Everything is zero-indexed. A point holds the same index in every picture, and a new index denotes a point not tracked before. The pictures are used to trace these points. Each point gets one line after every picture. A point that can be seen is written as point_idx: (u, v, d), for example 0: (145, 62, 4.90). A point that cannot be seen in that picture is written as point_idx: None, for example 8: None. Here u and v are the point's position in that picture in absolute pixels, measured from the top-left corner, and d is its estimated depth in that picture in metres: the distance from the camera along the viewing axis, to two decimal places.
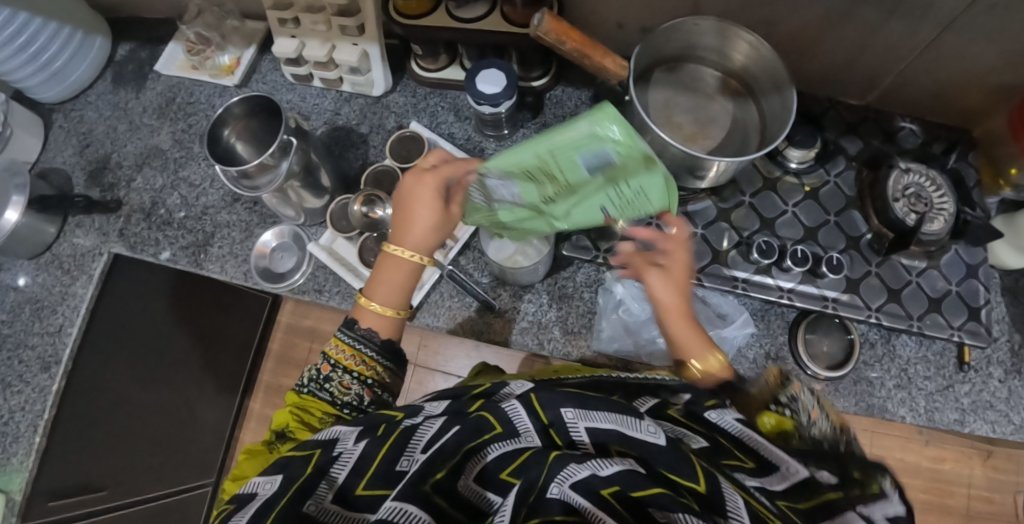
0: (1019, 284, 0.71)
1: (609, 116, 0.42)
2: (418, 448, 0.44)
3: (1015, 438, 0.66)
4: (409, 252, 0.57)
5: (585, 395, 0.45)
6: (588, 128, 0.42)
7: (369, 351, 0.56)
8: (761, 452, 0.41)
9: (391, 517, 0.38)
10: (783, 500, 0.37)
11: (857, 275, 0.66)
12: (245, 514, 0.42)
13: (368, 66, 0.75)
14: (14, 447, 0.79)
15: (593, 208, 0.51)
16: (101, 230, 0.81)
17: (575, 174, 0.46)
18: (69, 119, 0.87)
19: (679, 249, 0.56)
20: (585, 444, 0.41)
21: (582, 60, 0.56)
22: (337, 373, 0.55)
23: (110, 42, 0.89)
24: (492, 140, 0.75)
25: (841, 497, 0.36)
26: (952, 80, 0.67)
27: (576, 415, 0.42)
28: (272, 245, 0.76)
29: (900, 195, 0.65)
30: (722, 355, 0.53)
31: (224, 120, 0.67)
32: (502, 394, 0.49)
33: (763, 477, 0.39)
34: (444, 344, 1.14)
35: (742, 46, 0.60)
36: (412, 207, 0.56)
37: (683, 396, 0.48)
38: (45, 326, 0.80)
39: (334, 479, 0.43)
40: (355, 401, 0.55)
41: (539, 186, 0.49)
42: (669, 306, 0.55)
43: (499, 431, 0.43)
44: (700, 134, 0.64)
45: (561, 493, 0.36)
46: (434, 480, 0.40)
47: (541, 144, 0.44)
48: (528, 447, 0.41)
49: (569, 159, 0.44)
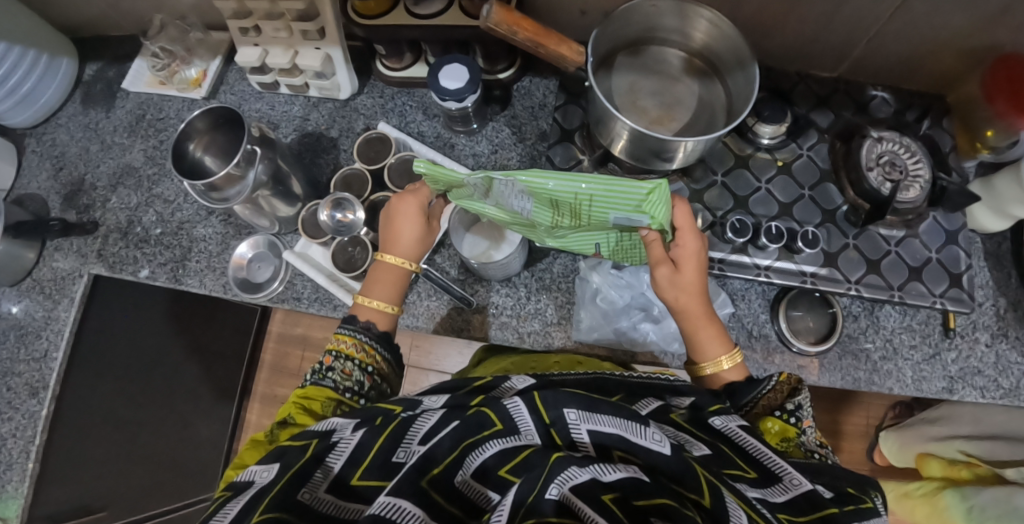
0: (1001, 248, 0.71)
1: (662, 194, 0.47)
2: (415, 440, 0.43)
3: (1004, 403, 0.66)
4: (399, 260, 0.61)
5: (590, 397, 0.43)
6: (640, 198, 0.47)
7: (369, 338, 0.58)
8: (763, 462, 0.42)
9: (385, 512, 0.37)
10: (782, 512, 0.38)
11: (835, 249, 0.65)
12: (242, 500, 0.41)
13: (332, 70, 0.75)
14: (8, 475, 0.78)
15: (591, 240, 0.57)
16: (79, 252, 0.80)
17: (600, 222, 0.51)
18: (42, 143, 0.87)
19: (693, 240, 0.54)
20: (585, 446, 0.41)
21: (537, 49, 0.55)
22: (339, 362, 0.56)
23: (77, 62, 0.88)
24: (462, 136, 0.74)
25: (839, 512, 0.39)
26: (921, 45, 0.66)
27: (579, 416, 0.41)
28: (249, 256, 0.75)
29: (874, 164, 0.64)
30: (737, 353, 0.55)
31: (189, 136, 0.67)
32: (503, 390, 0.48)
33: (764, 488, 0.40)
34: (436, 344, 1.16)
35: (702, 25, 0.59)
36: (396, 222, 0.61)
37: (684, 402, 0.48)
38: (30, 353, 0.79)
39: (330, 468, 0.43)
40: (356, 386, 0.56)
41: (557, 213, 0.52)
42: (681, 303, 0.55)
43: (499, 428, 0.42)
44: (666, 117, 0.64)
45: (561, 495, 0.36)
46: (431, 475, 0.40)
47: (593, 191, 0.47)
48: (528, 445, 0.40)
49: (605, 212, 0.49)
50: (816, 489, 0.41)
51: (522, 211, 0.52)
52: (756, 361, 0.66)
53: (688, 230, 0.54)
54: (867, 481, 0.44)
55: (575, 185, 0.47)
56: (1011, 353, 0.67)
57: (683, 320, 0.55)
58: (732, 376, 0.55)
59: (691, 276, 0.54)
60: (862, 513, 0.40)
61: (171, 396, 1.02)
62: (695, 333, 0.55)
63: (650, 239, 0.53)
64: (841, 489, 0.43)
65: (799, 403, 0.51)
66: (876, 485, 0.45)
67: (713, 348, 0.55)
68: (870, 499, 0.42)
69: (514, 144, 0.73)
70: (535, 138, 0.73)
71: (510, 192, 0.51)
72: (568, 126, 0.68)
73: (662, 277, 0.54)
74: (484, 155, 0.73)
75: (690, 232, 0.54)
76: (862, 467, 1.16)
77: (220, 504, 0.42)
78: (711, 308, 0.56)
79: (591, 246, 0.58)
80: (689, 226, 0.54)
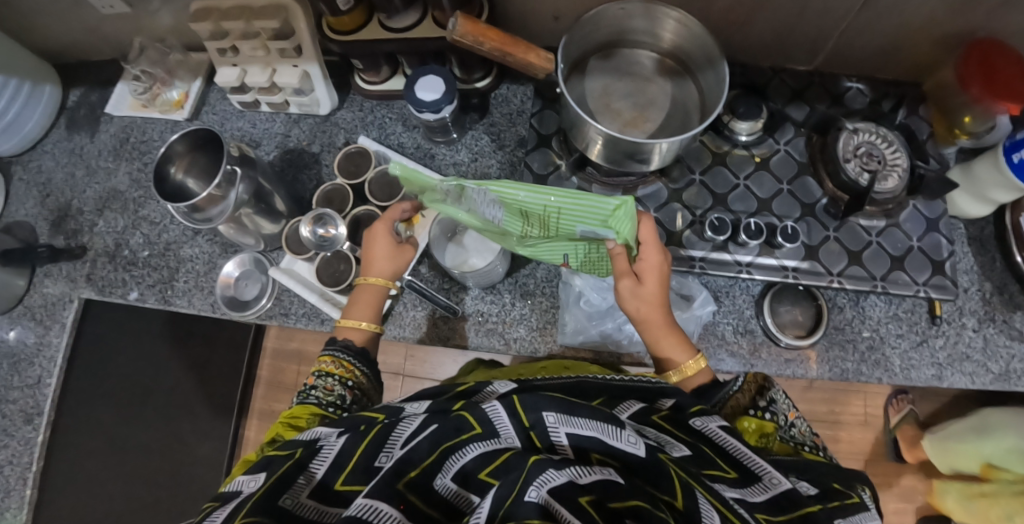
0: (985, 232, 0.71)
1: (627, 210, 0.47)
2: (397, 444, 0.43)
3: (995, 387, 0.67)
4: (371, 278, 0.62)
5: (569, 400, 0.43)
6: (607, 212, 0.47)
7: (346, 355, 0.58)
8: (744, 463, 0.42)
9: (362, 514, 0.38)
10: (761, 512, 0.38)
11: (816, 242, 0.66)
12: (225, 510, 0.41)
13: (310, 86, 0.75)
14: (6, 502, 0.78)
15: (560, 252, 0.56)
16: (69, 277, 0.80)
17: (567, 232, 0.51)
18: (28, 170, 0.87)
19: (655, 253, 0.54)
20: (564, 449, 0.41)
21: (506, 58, 0.56)
22: (321, 379, 0.57)
23: (60, 88, 0.89)
24: (442, 146, 0.75)
25: (820, 508, 0.40)
26: (892, 35, 0.66)
27: (558, 420, 0.41)
28: (235, 274, 0.76)
29: (851, 155, 0.64)
30: (701, 358, 0.55)
31: (170, 158, 0.68)
32: (485, 394, 0.48)
33: (743, 488, 0.40)
34: (431, 353, 1.17)
35: (670, 25, 0.60)
36: (366, 245, 0.63)
37: (667, 403, 0.48)
38: (24, 380, 0.80)
39: (314, 474, 0.43)
40: (339, 401, 0.56)
41: (527, 223, 0.52)
42: (643, 313, 0.55)
43: (478, 432, 0.42)
44: (640, 118, 0.64)
45: (540, 498, 0.36)
46: (408, 478, 0.40)
47: (561, 200, 0.47)
48: (507, 448, 0.40)
49: (573, 224, 0.49)
50: (796, 488, 0.41)
51: (494, 220, 0.53)
52: (742, 356, 0.67)
53: (650, 243, 0.54)
54: (853, 476, 0.45)
55: (544, 196, 0.48)
56: (999, 338, 0.67)
57: (645, 329, 0.56)
58: (699, 379, 0.55)
59: (653, 288, 0.55)
60: (847, 507, 0.41)
61: (169, 416, 1.03)
62: (657, 342, 0.56)
63: (616, 252, 0.53)
64: (827, 485, 0.43)
65: (771, 401, 0.52)
66: (865, 480, 0.45)
67: (678, 354, 0.55)
68: (857, 494, 0.43)
69: (494, 151, 0.73)
70: (514, 144, 0.73)
71: (482, 201, 0.51)
72: (544, 132, 0.69)
73: (626, 289, 0.54)
74: (465, 164, 0.74)
75: (653, 245, 0.54)
76: (863, 457, 1.16)
77: (208, 513, 0.42)
78: (672, 318, 0.56)
79: (560, 257, 0.57)
80: (651, 240, 0.54)
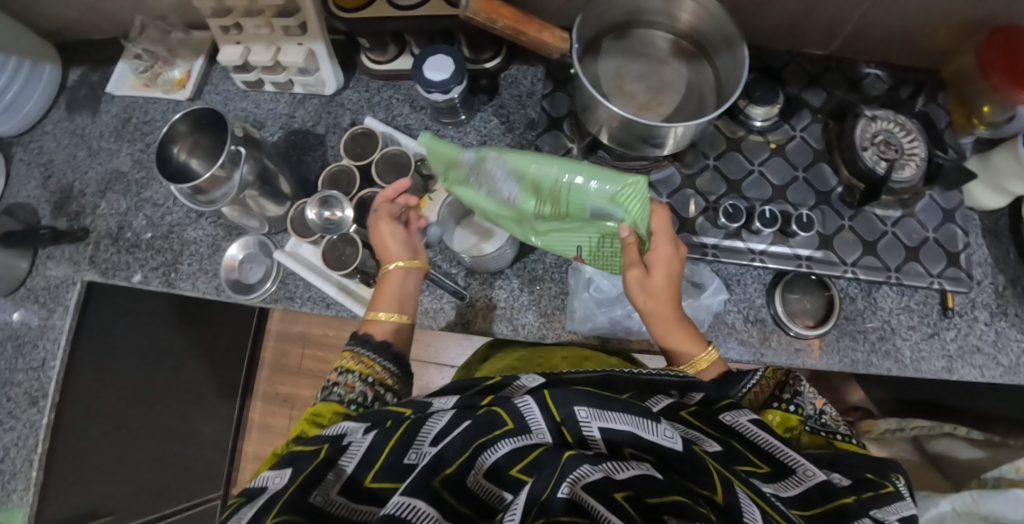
0: (999, 224, 0.69)
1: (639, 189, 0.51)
2: (426, 441, 0.42)
3: (1005, 381, 0.65)
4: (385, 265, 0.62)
5: (601, 394, 0.43)
6: (619, 187, 0.51)
7: (367, 351, 0.58)
8: (775, 454, 0.42)
9: (400, 512, 0.37)
10: (796, 508, 0.38)
11: (830, 230, 0.65)
12: (253, 508, 0.40)
13: (316, 65, 0.74)
14: (14, 483, 0.78)
15: (571, 245, 0.58)
16: (72, 259, 0.80)
17: (578, 210, 0.54)
18: (29, 150, 0.86)
19: (667, 243, 0.55)
20: (596, 443, 0.40)
21: (519, 37, 0.55)
22: (341, 375, 0.56)
23: (60, 67, 0.87)
24: (450, 128, 0.74)
25: (855, 500, 0.39)
26: (912, 21, 0.64)
27: (590, 414, 0.41)
28: (240, 257, 0.74)
29: (868, 144, 0.63)
30: (712, 348, 0.55)
31: (172, 138, 0.67)
32: (512, 389, 0.47)
33: (776, 483, 0.40)
34: (435, 337, 1.18)
35: (687, 6, 0.58)
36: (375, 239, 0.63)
37: (696, 396, 0.47)
38: (29, 362, 0.80)
39: (343, 469, 0.42)
40: (360, 398, 0.55)
41: (539, 201, 0.55)
42: (650, 306, 0.55)
43: (511, 427, 0.41)
44: (654, 101, 0.63)
45: (572, 493, 0.36)
46: (443, 474, 0.39)
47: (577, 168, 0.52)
48: (539, 444, 0.40)
49: (583, 201, 0.53)
50: (830, 479, 0.41)
51: (509, 196, 0.55)
52: (751, 345, 0.66)
53: (662, 235, 0.55)
54: (887, 465, 0.44)
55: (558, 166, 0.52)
56: (1011, 331, 0.66)
57: (652, 321, 0.55)
58: (710, 374, 0.54)
59: (661, 282, 0.55)
60: (881, 498, 0.41)
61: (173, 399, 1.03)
62: (665, 336, 0.55)
63: (628, 240, 0.55)
64: (861, 475, 0.43)
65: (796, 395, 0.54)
66: (898, 467, 0.45)
67: (688, 347, 0.55)
68: (891, 483, 0.42)
69: (503, 133, 0.72)
70: (523, 127, 0.72)
71: (499, 175, 0.54)
72: (556, 115, 0.68)
73: (634, 279, 0.55)
74: (473, 146, 0.73)
75: (665, 236, 0.55)
76: None
77: (234, 510, 0.41)
78: (682, 311, 0.56)
79: (572, 249, 0.59)
80: (666, 231, 0.55)
